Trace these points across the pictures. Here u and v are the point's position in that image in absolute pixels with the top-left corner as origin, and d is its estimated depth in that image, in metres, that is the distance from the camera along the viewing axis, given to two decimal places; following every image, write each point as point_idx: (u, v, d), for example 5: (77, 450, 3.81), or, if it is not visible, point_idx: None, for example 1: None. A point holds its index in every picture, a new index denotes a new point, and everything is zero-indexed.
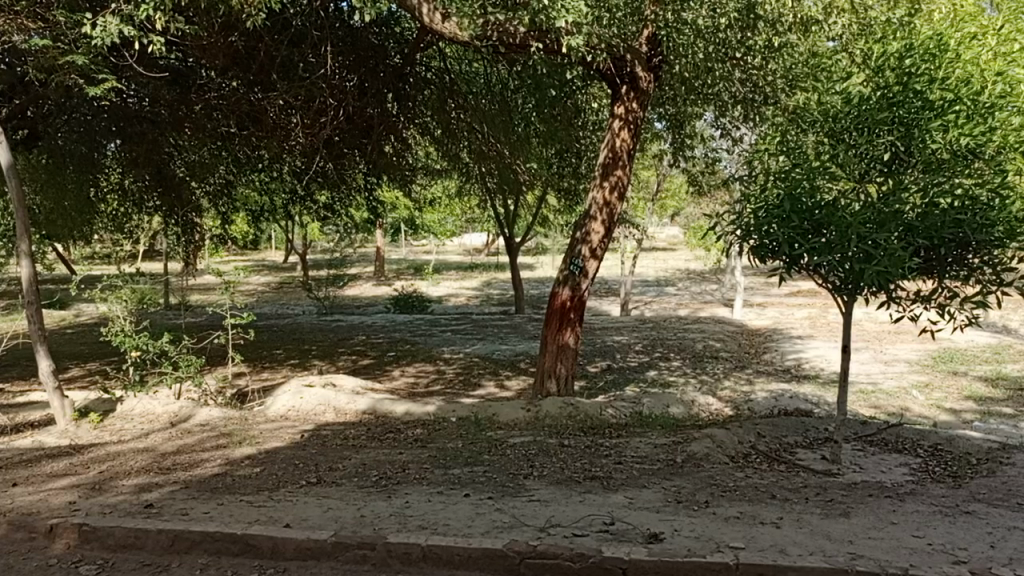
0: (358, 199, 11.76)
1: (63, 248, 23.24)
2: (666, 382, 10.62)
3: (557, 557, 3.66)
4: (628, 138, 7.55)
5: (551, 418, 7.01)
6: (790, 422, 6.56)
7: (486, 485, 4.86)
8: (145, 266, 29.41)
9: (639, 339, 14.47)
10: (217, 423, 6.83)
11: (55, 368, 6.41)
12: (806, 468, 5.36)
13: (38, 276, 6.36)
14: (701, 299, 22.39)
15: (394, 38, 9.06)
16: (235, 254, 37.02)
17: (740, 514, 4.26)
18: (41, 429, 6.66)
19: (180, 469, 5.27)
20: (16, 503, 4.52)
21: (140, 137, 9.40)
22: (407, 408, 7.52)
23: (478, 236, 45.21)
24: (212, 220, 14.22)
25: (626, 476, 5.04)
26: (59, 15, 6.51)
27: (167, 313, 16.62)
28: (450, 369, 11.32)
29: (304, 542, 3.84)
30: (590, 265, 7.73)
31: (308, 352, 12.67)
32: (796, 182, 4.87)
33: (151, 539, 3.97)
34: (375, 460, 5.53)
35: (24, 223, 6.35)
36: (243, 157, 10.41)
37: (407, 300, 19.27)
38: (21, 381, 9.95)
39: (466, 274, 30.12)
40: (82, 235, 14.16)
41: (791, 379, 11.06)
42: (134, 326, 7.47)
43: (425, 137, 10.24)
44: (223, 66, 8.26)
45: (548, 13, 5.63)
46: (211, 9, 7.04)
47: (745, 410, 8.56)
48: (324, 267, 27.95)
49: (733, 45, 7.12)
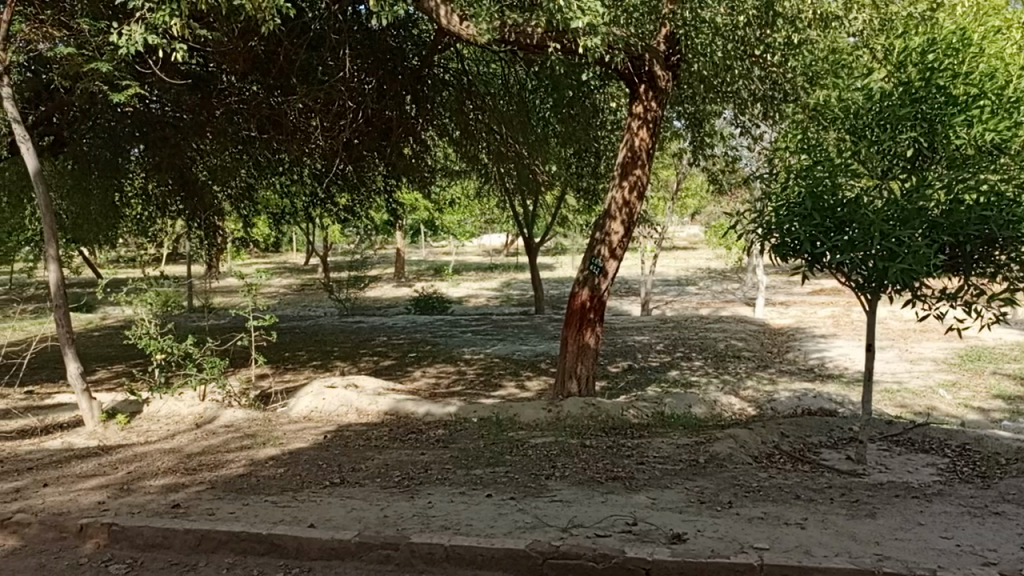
0: (378, 200, 11.83)
1: (88, 253, 23.54)
2: (687, 382, 10.56)
3: (580, 557, 3.65)
4: (646, 137, 7.52)
5: (573, 418, 6.99)
6: (813, 423, 6.49)
7: (508, 485, 4.86)
8: (170, 270, 29.88)
9: (659, 339, 14.41)
10: (240, 424, 6.89)
11: (83, 371, 6.51)
12: (830, 468, 5.32)
13: (65, 280, 6.47)
14: (722, 298, 22.17)
15: (412, 41, 9.18)
16: (256, 258, 37.53)
17: (764, 515, 4.23)
18: (68, 431, 6.78)
19: (205, 470, 5.34)
20: (47, 502, 4.59)
21: (163, 141, 9.53)
22: (427, 409, 7.53)
23: (495, 236, 45.27)
24: (234, 223, 14.35)
25: (648, 476, 5.03)
26: (82, 23, 6.64)
27: (191, 316, 16.80)
28: (471, 370, 11.33)
29: (329, 542, 3.87)
30: (609, 265, 7.71)
31: (330, 353, 12.76)
32: (818, 180, 4.83)
33: (179, 538, 4.02)
34: (397, 460, 5.55)
35: (51, 229, 6.46)
36: (264, 160, 10.50)
37: (427, 300, 19.39)
38: (51, 384, 10.16)
39: (486, 275, 30.25)
40: (108, 239, 14.40)
41: (815, 378, 10.96)
42: (159, 329, 7.56)
43: (444, 139, 10.26)
44: (244, 71, 8.36)
45: (564, 14, 5.64)
46: (233, 15, 7.12)
47: (769, 410, 8.48)
48: (345, 269, 28.12)
49: (752, 42, 7.07)
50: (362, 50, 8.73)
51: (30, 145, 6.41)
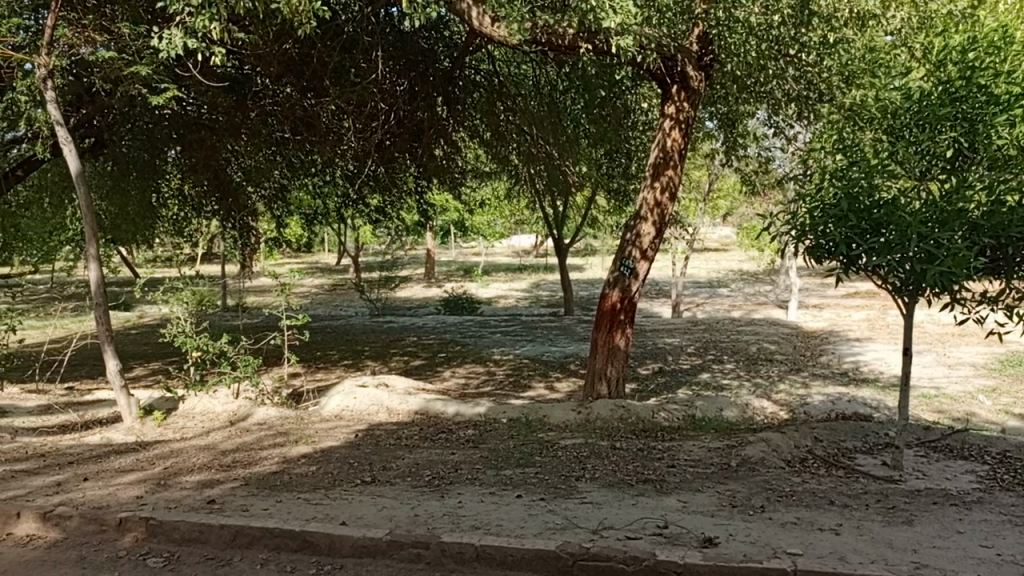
0: (409, 201, 11.92)
1: (125, 253, 24.02)
2: (718, 385, 10.48)
3: (610, 560, 3.64)
4: (678, 138, 7.47)
5: (603, 420, 6.96)
6: (848, 427, 6.40)
7: (538, 486, 4.87)
8: (205, 269, 30.40)
9: (690, 341, 14.30)
10: (273, 422, 6.98)
11: (121, 368, 6.64)
12: (865, 474, 5.23)
13: (104, 279, 6.62)
14: (754, 301, 21.92)
15: (443, 42, 9.21)
16: (288, 258, 38.02)
17: (797, 520, 4.18)
18: (107, 427, 6.93)
19: (239, 466, 5.42)
20: (87, 496, 4.70)
21: (199, 143, 9.69)
22: (457, 409, 7.56)
23: (524, 237, 45.39)
24: (268, 224, 14.55)
25: (679, 479, 5.00)
26: (123, 28, 6.79)
27: (225, 315, 17.06)
28: (500, 371, 11.35)
29: (360, 540, 3.91)
30: (640, 267, 7.67)
31: (361, 353, 12.87)
32: (854, 181, 4.77)
33: (214, 533, 4.09)
34: (428, 460, 5.59)
35: (92, 229, 6.61)
36: (298, 161, 10.63)
37: (457, 301, 19.48)
38: (90, 380, 10.41)
39: (516, 275, 30.26)
40: (145, 239, 14.67)
41: (849, 383, 10.80)
42: (194, 327, 7.68)
43: (474, 140, 10.29)
44: (278, 73, 8.48)
45: (596, 14, 5.63)
46: (269, 19, 7.23)
47: (802, 415, 8.37)
48: (376, 270, 28.35)
49: (787, 42, 6.83)
50: (394, 52, 8.80)
51: (72, 147, 6.56)
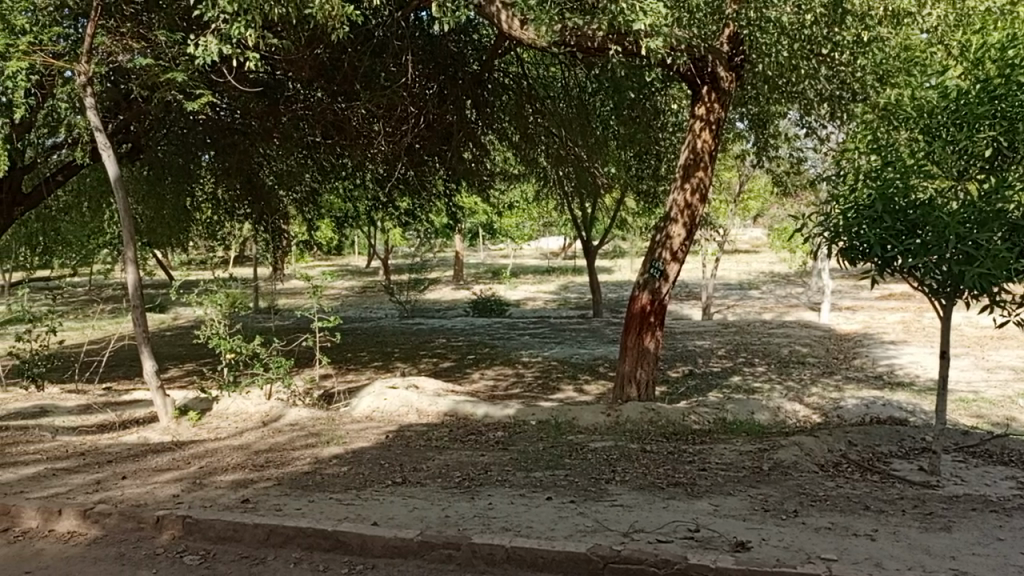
0: (438, 204, 11.99)
1: (161, 256, 24.48)
2: (749, 388, 10.38)
3: (641, 562, 3.63)
4: (709, 139, 7.42)
5: (632, 423, 6.92)
6: (883, 431, 6.30)
7: (568, 489, 4.87)
8: (238, 271, 30.88)
9: (721, 344, 14.18)
10: (305, 423, 7.06)
11: (158, 369, 6.77)
12: (901, 479, 5.14)
13: (141, 281, 6.76)
14: (786, 304, 21.63)
15: (472, 45, 9.23)
16: (319, 261, 38.47)
17: (832, 525, 4.13)
18: (143, 426, 7.06)
19: (272, 467, 5.49)
20: (125, 494, 4.80)
21: (232, 147, 9.84)
22: (486, 411, 7.58)
23: (552, 240, 45.38)
24: (298, 227, 14.73)
25: (710, 483, 4.96)
26: (159, 35, 6.94)
27: (257, 316, 17.29)
28: (529, 373, 11.36)
29: (392, 540, 3.94)
30: (670, 269, 7.63)
31: (391, 354, 12.97)
32: (889, 181, 4.69)
33: (249, 532, 4.15)
34: (458, 461, 5.61)
35: (130, 232, 6.75)
36: (328, 165, 10.75)
37: (485, 303, 19.52)
38: (127, 381, 10.64)
39: (544, 278, 30.25)
40: (179, 242, 14.94)
41: (884, 386, 10.63)
42: (227, 329, 7.81)
43: (503, 143, 10.31)
44: (310, 78, 8.58)
45: (626, 15, 5.63)
46: (301, 24, 7.33)
47: (835, 418, 8.25)
48: (406, 272, 28.53)
49: (819, 41, 6.83)
50: (423, 56, 8.86)
51: (111, 152, 6.71)
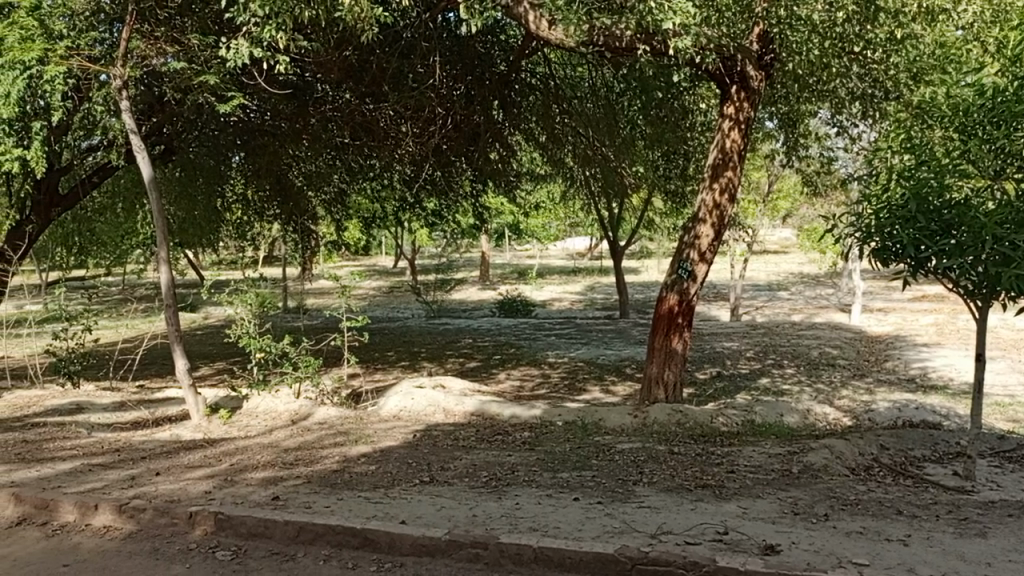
0: (465, 205, 12.04)
1: (192, 257, 24.87)
2: (778, 390, 10.27)
3: (669, 564, 3.61)
4: (738, 138, 7.37)
5: (660, 424, 6.87)
6: (916, 435, 6.21)
7: (595, 489, 4.86)
8: (267, 272, 31.27)
9: (749, 345, 14.05)
10: (334, 422, 7.13)
11: (190, 367, 6.88)
12: (935, 484, 5.06)
13: (174, 281, 6.88)
14: (816, 305, 21.37)
15: (499, 46, 9.22)
16: (346, 262, 38.82)
17: (863, 529, 4.08)
18: (176, 424, 7.19)
19: (301, 465, 5.55)
20: (159, 490, 4.88)
21: (262, 149, 9.97)
22: (513, 411, 7.59)
23: (578, 240, 45.32)
24: (327, 227, 14.86)
25: (739, 486, 4.92)
26: (193, 39, 7.06)
27: (286, 316, 17.50)
28: (555, 374, 11.35)
29: (420, 539, 3.97)
30: (698, 269, 7.58)
31: (417, 354, 13.05)
32: (923, 181, 4.62)
33: (279, 529, 4.20)
34: (485, 461, 5.63)
35: (163, 233, 6.87)
36: (357, 166, 10.84)
37: (512, 304, 19.54)
38: (160, 378, 10.82)
39: (570, 278, 30.19)
40: (210, 243, 15.15)
41: (917, 389, 10.45)
42: (258, 328, 7.91)
43: (530, 143, 10.31)
44: (338, 79, 8.66)
45: (655, 14, 5.61)
46: (330, 27, 7.39)
47: (866, 422, 8.13)
48: (432, 272, 28.65)
49: (851, 38, 6.71)
50: (451, 58, 8.88)
51: (145, 154, 6.83)
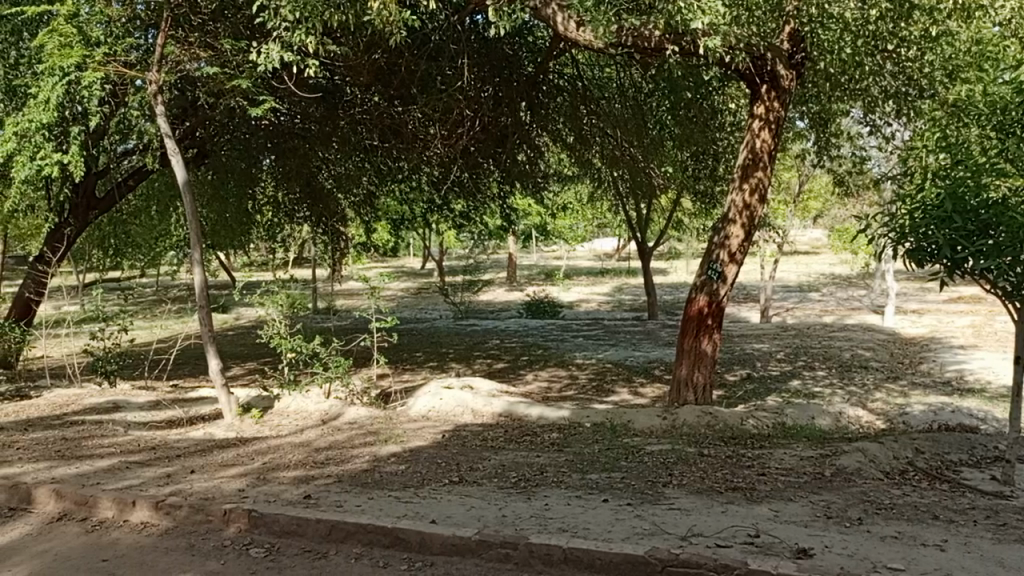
0: (493, 206, 12.07)
1: (224, 258, 25.24)
2: (809, 392, 10.15)
3: (700, 566, 3.59)
4: (768, 138, 7.30)
5: (689, 426, 6.83)
6: (952, 439, 6.10)
7: (625, 491, 4.85)
8: (297, 273, 31.64)
9: (780, 347, 13.90)
10: (364, 422, 7.19)
11: (223, 367, 6.98)
12: (972, 489, 4.97)
13: (207, 283, 6.98)
14: (848, 306, 21.09)
15: (527, 48, 9.26)
16: (375, 263, 39.12)
17: (898, 534, 4.01)
18: (209, 423, 7.30)
19: (332, 464, 5.61)
20: (193, 488, 4.97)
21: (292, 151, 10.09)
22: (541, 412, 7.59)
23: (605, 241, 45.14)
24: (356, 229, 14.99)
25: (771, 488, 4.87)
26: (226, 45, 7.19)
27: (315, 317, 17.67)
28: (583, 375, 11.33)
29: (450, 539, 3.99)
30: (728, 271, 7.51)
31: (445, 355, 13.10)
32: (959, 180, 4.53)
33: (311, 527, 4.25)
34: (514, 462, 5.64)
35: (197, 236, 6.99)
36: (386, 168, 10.92)
37: (539, 305, 19.53)
38: (194, 378, 11.00)
39: (598, 279, 30.10)
40: (241, 245, 15.35)
41: (953, 392, 10.27)
42: (289, 329, 7.99)
43: (557, 144, 10.31)
44: (367, 82, 8.74)
45: (684, 15, 5.58)
46: (359, 30, 7.46)
47: (900, 425, 8.01)
48: (460, 274, 28.75)
49: (885, 36, 6.61)
50: (479, 59, 8.91)
51: (179, 157, 6.94)
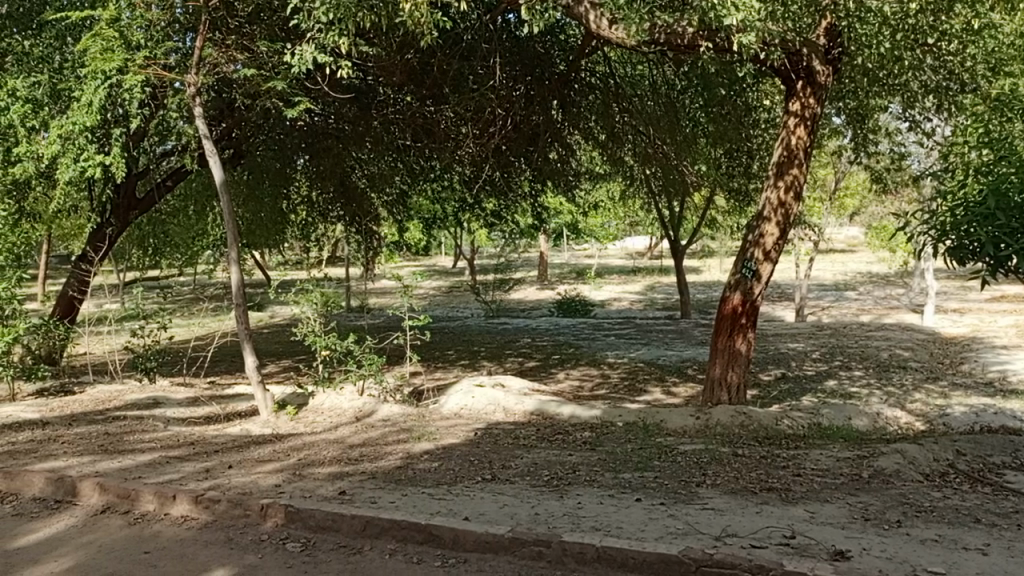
0: (524, 205, 12.07)
1: (259, 258, 25.60)
2: (846, 393, 9.99)
3: (734, 567, 3.57)
4: (804, 135, 7.20)
5: (723, 426, 6.77)
6: (995, 441, 5.96)
7: (658, 490, 4.83)
8: (330, 272, 31.96)
9: (816, 347, 13.69)
10: (397, 419, 7.25)
11: (259, 364, 7.10)
12: (1016, 492, 4.85)
13: (244, 281, 7.10)
14: (886, 305, 20.70)
15: (559, 46, 9.24)
16: (408, 261, 39.36)
17: (939, 537, 3.94)
18: (246, 419, 7.42)
19: (366, 460, 5.67)
20: (231, 482, 5.06)
21: (326, 151, 10.21)
22: (572, 411, 7.58)
23: (636, 240, 44.83)
24: (389, 228, 15.10)
25: (806, 489, 4.81)
26: (262, 47, 7.30)
27: (349, 315, 17.84)
28: (614, 374, 11.28)
29: (483, 536, 4.01)
30: (763, 269, 7.42)
31: (477, 353, 13.14)
32: (1004, 176, 4.41)
33: (346, 523, 4.30)
34: (546, 460, 5.65)
35: (234, 235, 7.12)
36: (418, 167, 10.99)
37: (571, 304, 19.50)
38: (231, 375, 11.19)
39: (629, 278, 29.93)
40: (276, 244, 15.56)
41: (995, 393, 10.03)
42: (323, 327, 8.09)
43: (589, 142, 10.27)
44: (400, 82, 8.82)
45: (718, 11, 5.53)
46: (392, 31, 7.53)
47: (940, 427, 7.84)
48: (491, 273, 28.78)
49: (924, 30, 6.47)
50: (510, 59, 8.96)
51: (217, 158, 7.06)
